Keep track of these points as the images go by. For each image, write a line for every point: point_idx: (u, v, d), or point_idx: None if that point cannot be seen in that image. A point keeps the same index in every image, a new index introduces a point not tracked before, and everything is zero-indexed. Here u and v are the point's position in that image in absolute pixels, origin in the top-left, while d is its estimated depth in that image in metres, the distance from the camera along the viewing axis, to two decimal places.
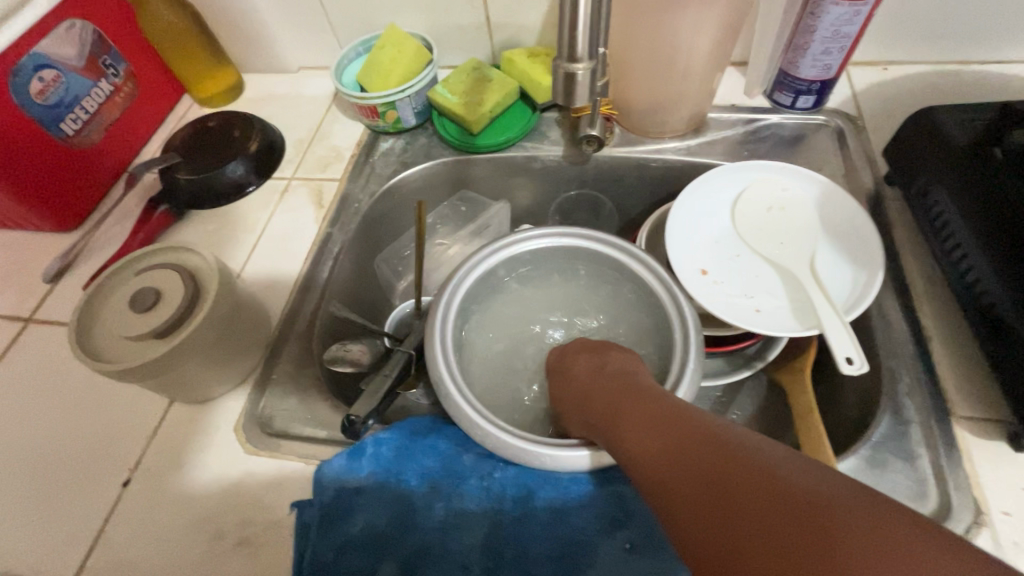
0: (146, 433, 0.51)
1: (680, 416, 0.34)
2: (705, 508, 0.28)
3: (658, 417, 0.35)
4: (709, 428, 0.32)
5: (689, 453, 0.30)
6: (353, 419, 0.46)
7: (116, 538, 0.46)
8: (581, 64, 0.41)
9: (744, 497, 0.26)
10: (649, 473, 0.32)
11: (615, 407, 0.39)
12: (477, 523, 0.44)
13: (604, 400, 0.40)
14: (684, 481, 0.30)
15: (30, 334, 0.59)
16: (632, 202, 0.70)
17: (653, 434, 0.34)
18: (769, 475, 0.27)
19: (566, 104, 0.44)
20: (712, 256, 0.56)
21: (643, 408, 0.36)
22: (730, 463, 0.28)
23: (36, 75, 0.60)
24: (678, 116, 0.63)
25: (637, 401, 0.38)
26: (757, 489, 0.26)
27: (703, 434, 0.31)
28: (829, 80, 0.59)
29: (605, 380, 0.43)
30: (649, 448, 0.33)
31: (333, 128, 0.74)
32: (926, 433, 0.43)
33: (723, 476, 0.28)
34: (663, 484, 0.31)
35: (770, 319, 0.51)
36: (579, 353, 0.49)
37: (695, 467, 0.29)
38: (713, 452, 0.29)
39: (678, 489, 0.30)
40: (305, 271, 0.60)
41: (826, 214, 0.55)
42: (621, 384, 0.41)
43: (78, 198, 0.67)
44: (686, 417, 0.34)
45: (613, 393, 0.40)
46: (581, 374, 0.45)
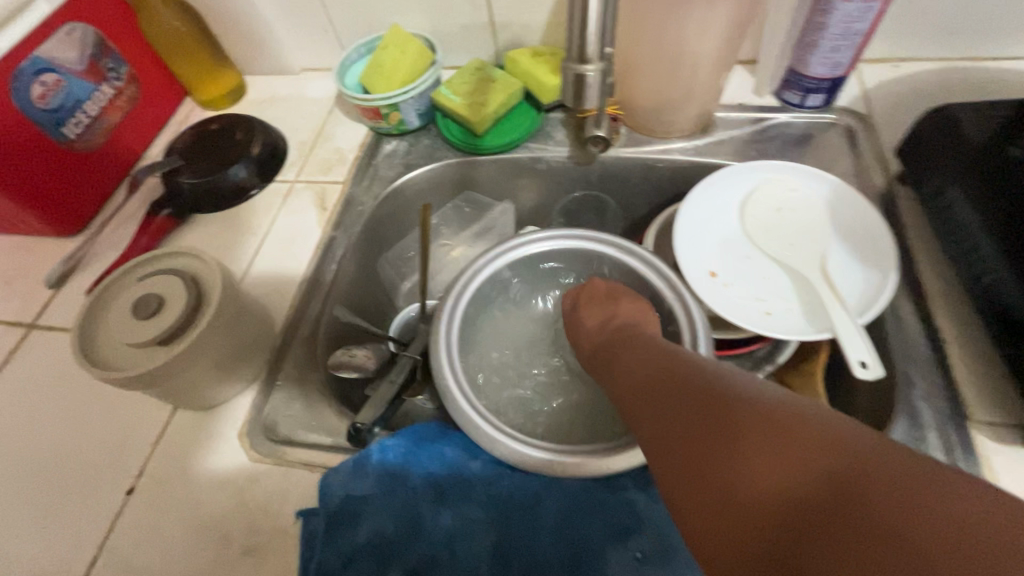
0: (149, 440, 0.50)
1: (677, 362, 0.37)
2: (702, 444, 0.31)
3: (658, 366, 0.38)
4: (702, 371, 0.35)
5: (686, 396, 0.34)
6: (359, 427, 0.46)
7: (120, 547, 0.45)
8: (591, 65, 0.40)
9: (739, 430, 0.30)
10: (649, 417, 0.36)
11: (620, 358, 0.43)
12: (485, 531, 0.43)
13: (610, 351, 0.44)
14: (683, 419, 0.33)
15: (33, 340, 0.59)
16: (639, 203, 0.69)
17: (653, 384, 0.37)
18: (760, 413, 0.30)
19: (576, 105, 0.44)
20: (721, 257, 0.55)
21: (644, 357, 0.40)
22: (726, 403, 0.32)
23: (37, 79, 0.59)
24: (685, 115, 0.62)
25: (637, 352, 0.41)
26: (752, 425, 0.30)
27: (700, 378, 0.35)
28: (839, 78, 0.58)
29: (610, 336, 0.46)
30: (650, 395, 0.37)
31: (336, 130, 0.73)
32: (943, 438, 0.42)
33: (718, 413, 0.31)
34: (663, 426, 0.34)
35: (781, 323, 0.50)
36: (591, 301, 0.50)
37: (692, 408, 0.33)
38: (709, 394, 0.33)
39: (677, 428, 0.33)
40: (309, 275, 0.59)
41: (836, 214, 0.54)
42: (625, 335, 0.44)
43: (81, 203, 0.66)
44: (683, 363, 0.37)
45: (617, 347, 0.44)
46: (592, 329, 0.48)
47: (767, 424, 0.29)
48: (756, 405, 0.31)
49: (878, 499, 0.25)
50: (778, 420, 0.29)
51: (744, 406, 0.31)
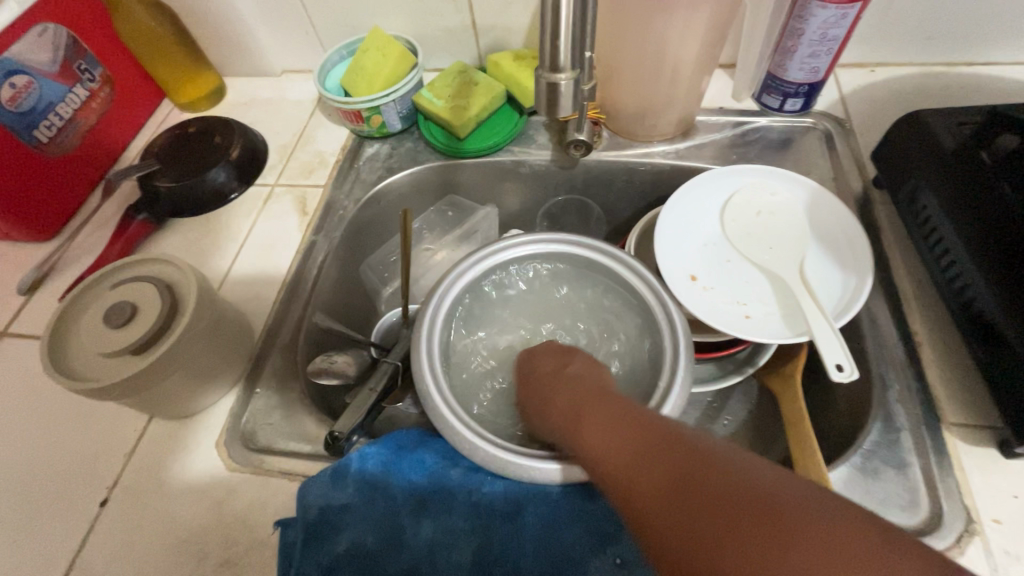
0: (124, 450, 0.49)
1: (663, 431, 0.31)
2: (728, 555, 0.24)
3: (641, 437, 0.32)
4: (700, 446, 0.29)
5: (692, 484, 0.27)
6: (336, 436, 0.45)
7: (94, 560, 0.45)
8: (563, 74, 0.40)
9: (775, 538, 0.23)
10: (644, 507, 0.29)
11: (589, 424, 0.36)
12: (465, 540, 0.43)
13: (574, 410, 0.38)
14: (695, 517, 0.26)
15: (4, 349, 0.58)
16: (622, 206, 0.70)
17: (641, 458, 0.30)
18: (794, 511, 0.24)
19: (550, 114, 0.44)
20: (702, 261, 0.56)
21: (619, 424, 0.34)
22: (748, 495, 0.25)
23: (8, 81, 0.58)
24: (666, 119, 0.63)
25: (609, 417, 0.35)
26: (791, 533, 0.23)
27: (702, 456, 0.28)
28: (817, 83, 0.59)
29: (576, 392, 0.40)
30: (641, 478, 0.30)
31: (317, 133, 0.72)
32: (917, 441, 0.42)
33: (743, 511, 0.25)
34: (665, 524, 0.27)
35: (760, 326, 0.50)
36: (545, 351, 0.48)
37: (705, 503, 0.26)
38: (722, 482, 0.26)
39: (689, 528, 0.26)
40: (289, 280, 0.59)
41: (814, 218, 0.55)
42: (593, 395, 0.39)
43: (55, 207, 0.65)
44: (671, 434, 0.31)
45: (586, 408, 0.38)
46: (549, 383, 0.44)
47: (809, 529, 0.23)
48: (785, 499, 0.25)
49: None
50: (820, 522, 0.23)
51: (773, 501, 0.25)
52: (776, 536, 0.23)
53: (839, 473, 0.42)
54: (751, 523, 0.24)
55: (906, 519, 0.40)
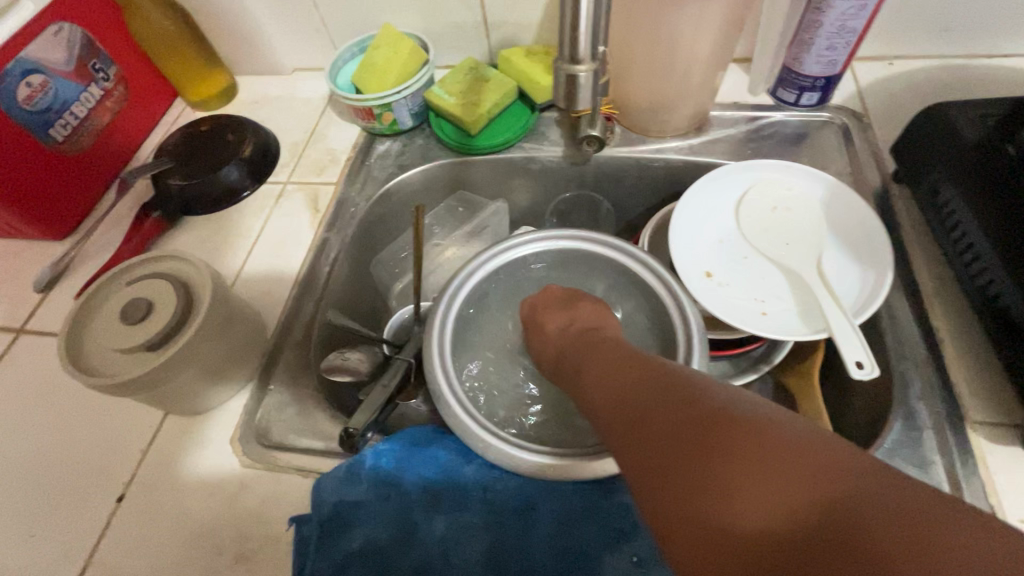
0: (140, 446, 0.50)
1: (653, 367, 0.33)
2: (687, 460, 0.26)
3: (635, 373, 0.33)
4: (687, 379, 0.31)
5: (670, 407, 0.29)
6: (351, 432, 0.45)
7: (111, 555, 0.45)
8: (582, 66, 0.40)
9: (732, 447, 0.25)
10: (624, 429, 0.30)
11: (590, 365, 0.38)
12: (478, 536, 0.42)
13: (578, 356, 0.40)
14: (665, 433, 0.28)
15: (21, 345, 0.58)
16: (634, 203, 0.69)
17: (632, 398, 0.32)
18: (752, 426, 0.26)
19: (567, 106, 0.44)
20: (716, 258, 0.55)
21: (613, 368, 0.35)
22: (717, 416, 0.27)
23: (24, 80, 0.58)
24: (680, 114, 0.62)
25: (607, 359, 0.37)
26: (746, 443, 0.25)
27: (686, 386, 0.30)
28: (834, 76, 0.58)
29: (580, 341, 0.42)
30: (629, 406, 0.31)
31: (328, 131, 0.72)
32: (939, 439, 0.42)
33: (709, 428, 0.26)
34: (642, 441, 0.29)
35: (777, 322, 0.50)
36: (549, 305, 0.47)
37: (678, 421, 0.28)
38: (695, 405, 0.28)
39: (660, 442, 0.28)
40: (302, 277, 0.59)
41: (832, 213, 0.54)
42: (597, 343, 0.40)
43: (70, 205, 0.65)
44: (661, 373, 0.32)
45: (587, 360, 0.39)
46: (554, 335, 0.45)
47: (762, 442, 0.25)
48: (748, 418, 0.26)
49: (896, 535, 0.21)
50: (773, 437, 0.25)
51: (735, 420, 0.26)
52: (732, 447, 0.25)
53: None
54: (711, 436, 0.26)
55: None
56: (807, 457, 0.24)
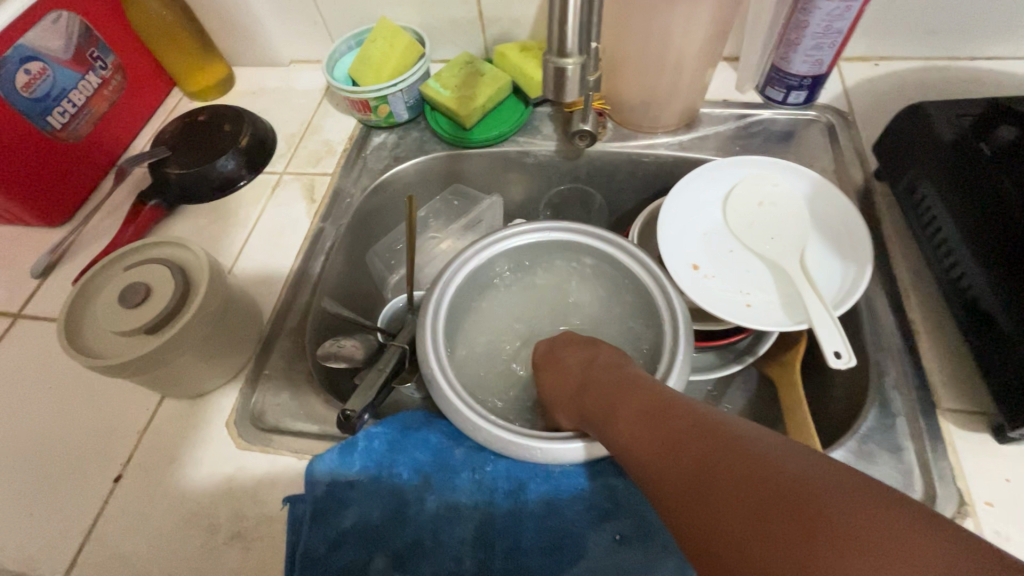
0: (137, 429, 0.51)
1: (688, 416, 0.34)
2: (771, 543, 0.25)
3: (670, 421, 0.34)
4: (724, 429, 0.31)
5: (722, 470, 0.29)
6: (349, 414, 0.45)
7: (107, 533, 0.46)
8: (570, 59, 0.40)
9: (814, 524, 0.24)
10: (678, 496, 0.30)
11: (619, 408, 0.38)
12: (468, 515, 0.44)
13: (601, 399, 0.40)
14: (728, 503, 0.28)
15: (19, 330, 0.59)
16: (624, 197, 0.70)
17: (668, 455, 0.32)
18: (829, 495, 0.25)
19: (556, 99, 0.44)
20: (704, 251, 0.57)
21: (643, 413, 0.36)
22: (780, 485, 0.27)
23: (23, 67, 0.59)
24: (670, 111, 0.63)
25: (637, 401, 0.37)
26: (832, 521, 0.24)
27: (729, 437, 0.30)
28: (820, 76, 0.59)
29: (601, 381, 0.42)
30: (674, 469, 0.31)
31: (325, 122, 0.73)
32: (911, 426, 0.43)
33: (781, 500, 0.26)
34: (700, 512, 0.29)
35: (760, 314, 0.51)
36: (568, 344, 0.49)
37: (741, 489, 0.27)
38: (755, 467, 0.28)
39: (726, 516, 0.27)
40: (299, 264, 0.60)
41: (815, 208, 0.55)
42: (617, 383, 0.41)
43: (68, 191, 0.66)
44: (696, 421, 0.33)
45: (611, 399, 0.40)
46: (574, 371, 0.46)
47: (843, 519, 0.24)
48: (817, 485, 0.26)
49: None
50: (850, 511, 0.24)
51: (801, 484, 0.26)
52: (814, 524, 0.24)
53: (835, 456, 0.43)
54: (788, 512, 0.25)
55: None
56: (888, 531, 0.23)
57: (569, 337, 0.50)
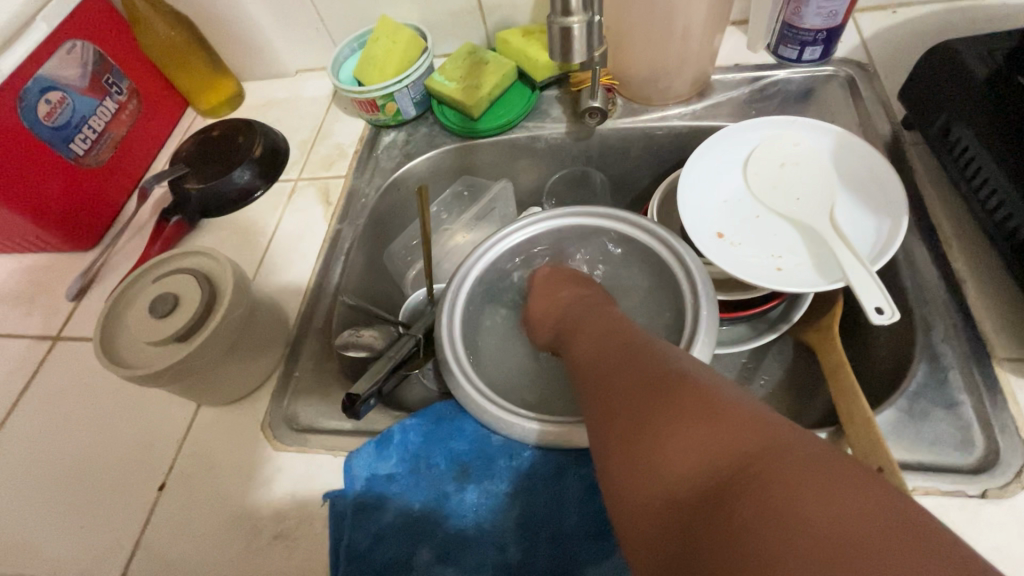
0: (177, 437, 0.52)
1: (635, 338, 0.38)
2: (645, 415, 0.30)
3: (619, 340, 0.39)
4: (657, 347, 0.36)
5: (637, 367, 0.34)
6: (354, 398, 0.46)
7: (156, 540, 0.47)
8: (575, 17, 0.40)
9: (682, 406, 0.29)
10: (597, 386, 0.36)
11: (586, 330, 0.43)
12: (509, 503, 0.43)
13: (577, 324, 0.45)
14: (630, 388, 0.33)
15: (59, 352, 0.61)
16: (640, 173, 0.69)
17: (604, 360, 0.38)
18: (704, 390, 0.30)
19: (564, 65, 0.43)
20: (729, 219, 0.55)
21: (601, 335, 0.41)
22: (672, 378, 0.31)
23: (43, 98, 0.61)
24: (681, 80, 0.62)
25: (598, 329, 0.42)
26: (694, 403, 0.29)
27: (661, 355, 0.35)
28: (835, 28, 0.57)
29: (577, 311, 0.47)
30: (603, 368, 0.37)
31: (335, 127, 0.74)
32: (966, 379, 0.41)
33: (667, 390, 0.31)
34: (606, 396, 0.34)
35: (795, 277, 0.49)
36: (563, 282, 0.52)
37: (644, 378, 0.33)
38: (660, 369, 0.33)
39: (626, 397, 0.32)
40: (320, 266, 0.61)
41: (841, 164, 0.53)
42: (586, 313, 0.46)
43: (94, 217, 0.68)
44: (640, 341, 0.38)
45: (577, 323, 0.45)
46: (564, 302, 0.49)
47: (708, 406, 0.29)
48: (697, 382, 0.31)
49: (791, 490, 0.23)
50: (718, 402, 0.29)
51: (687, 382, 0.31)
52: (683, 411, 0.29)
53: (886, 416, 0.41)
54: (666, 397, 0.30)
55: (960, 457, 0.38)
56: (733, 414, 0.28)
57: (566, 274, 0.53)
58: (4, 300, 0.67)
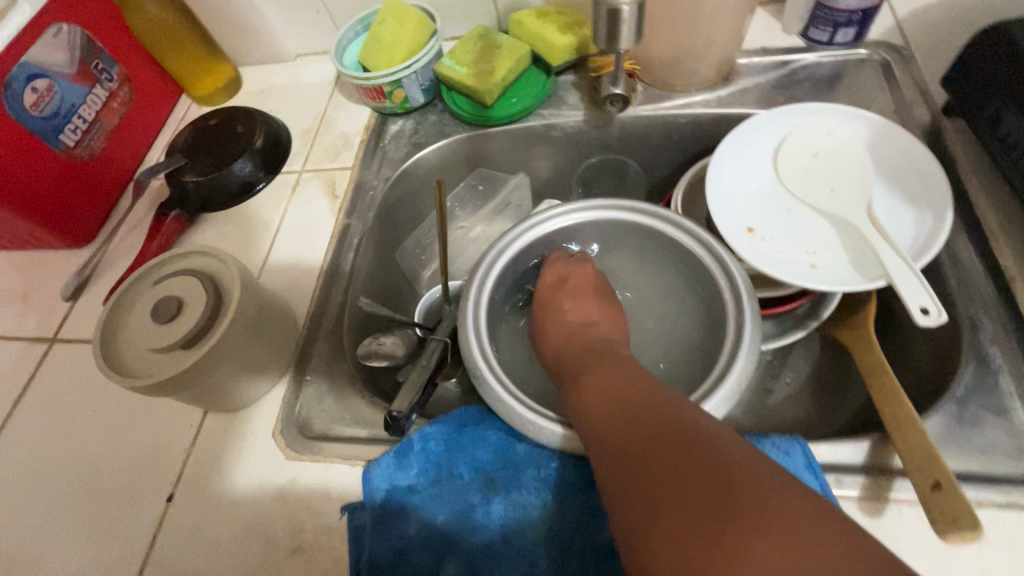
0: (185, 445, 0.49)
1: (649, 392, 0.35)
2: (692, 514, 0.26)
3: (636, 398, 0.34)
4: (679, 413, 0.32)
5: (664, 442, 0.30)
6: (395, 416, 0.43)
7: (167, 553, 0.45)
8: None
9: (739, 508, 0.25)
10: (617, 459, 0.31)
11: (590, 372, 0.40)
12: (538, 516, 0.41)
13: (582, 363, 0.41)
14: (662, 471, 0.29)
15: (57, 354, 0.58)
16: (661, 162, 0.66)
17: (616, 420, 0.34)
18: (755, 482, 0.26)
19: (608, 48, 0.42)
20: (757, 212, 0.52)
21: (607, 381, 0.37)
22: (713, 465, 0.27)
23: (29, 86, 0.58)
24: (707, 64, 0.59)
25: (605, 375, 0.38)
26: (750, 504, 0.25)
27: (687, 423, 0.31)
28: (872, 8, 0.54)
29: (584, 347, 0.44)
30: (620, 433, 0.32)
31: (338, 114, 0.70)
32: (1018, 383, 0.39)
33: (714, 482, 0.27)
34: (636, 479, 0.29)
35: (830, 275, 0.47)
36: (574, 291, 0.49)
37: (677, 460, 0.28)
38: (695, 449, 0.29)
39: (658, 484, 0.28)
40: (329, 263, 0.58)
41: (878, 154, 0.50)
42: (590, 350, 0.43)
43: (88, 211, 0.65)
44: (654, 395, 0.34)
45: (582, 361, 0.42)
46: (570, 326, 0.47)
47: (765, 508, 0.25)
48: (744, 470, 0.27)
49: None
50: (776, 502, 0.25)
51: (734, 472, 0.27)
52: (740, 515, 0.25)
53: (933, 423, 0.39)
54: (726, 499, 0.26)
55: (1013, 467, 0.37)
56: (799, 523, 0.24)
57: (583, 281, 0.50)
58: None
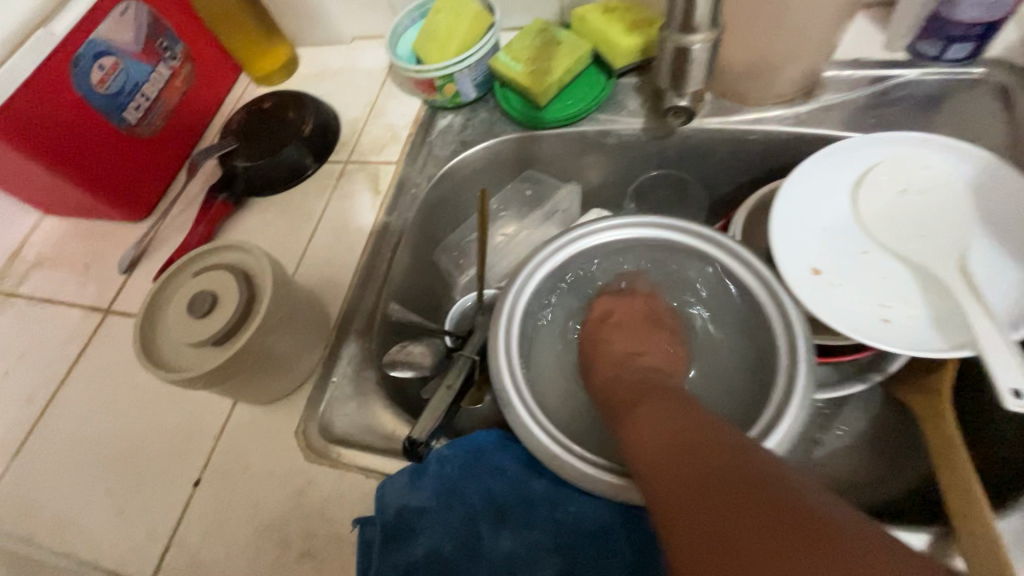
0: (214, 432, 0.51)
1: (709, 427, 0.33)
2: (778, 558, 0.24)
3: (693, 432, 0.33)
4: (747, 449, 0.30)
5: (735, 479, 0.28)
6: (415, 442, 0.42)
7: (189, 538, 0.46)
8: (697, 37, 0.41)
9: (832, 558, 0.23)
10: (676, 492, 0.29)
11: (644, 404, 0.38)
12: (549, 560, 0.40)
13: (636, 400, 0.39)
14: (733, 509, 0.27)
15: (109, 326, 0.61)
16: (721, 180, 0.61)
17: (676, 452, 0.32)
18: (842, 533, 0.25)
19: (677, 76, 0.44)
20: (826, 251, 0.47)
21: (664, 415, 0.36)
22: (796, 510, 0.26)
23: (96, 64, 0.59)
24: (789, 76, 0.52)
25: (661, 410, 0.36)
26: (845, 552, 0.24)
27: (757, 462, 0.29)
28: (997, 23, 0.46)
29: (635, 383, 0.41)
30: (681, 466, 0.31)
31: (389, 105, 0.69)
32: None
33: (802, 528, 0.25)
34: (705, 517, 0.27)
35: (905, 333, 0.42)
36: (622, 326, 0.47)
37: (752, 498, 0.27)
38: (774, 489, 0.27)
39: (731, 524, 0.26)
40: (365, 263, 0.57)
41: (981, 197, 0.44)
42: (644, 385, 0.41)
43: (146, 188, 0.67)
44: (715, 431, 0.32)
45: (633, 394, 0.40)
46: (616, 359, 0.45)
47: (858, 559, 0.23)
48: (832, 522, 0.25)
49: None
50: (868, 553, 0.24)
51: (820, 521, 0.25)
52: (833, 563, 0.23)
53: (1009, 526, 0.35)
54: (804, 529, 0.25)
55: None
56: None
57: (629, 316, 0.48)
58: (59, 266, 0.68)
